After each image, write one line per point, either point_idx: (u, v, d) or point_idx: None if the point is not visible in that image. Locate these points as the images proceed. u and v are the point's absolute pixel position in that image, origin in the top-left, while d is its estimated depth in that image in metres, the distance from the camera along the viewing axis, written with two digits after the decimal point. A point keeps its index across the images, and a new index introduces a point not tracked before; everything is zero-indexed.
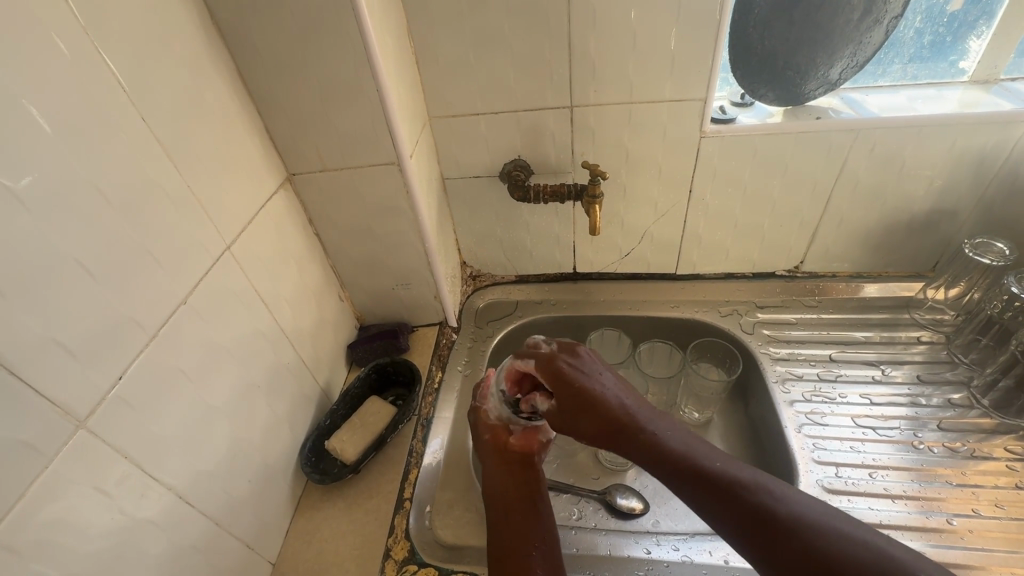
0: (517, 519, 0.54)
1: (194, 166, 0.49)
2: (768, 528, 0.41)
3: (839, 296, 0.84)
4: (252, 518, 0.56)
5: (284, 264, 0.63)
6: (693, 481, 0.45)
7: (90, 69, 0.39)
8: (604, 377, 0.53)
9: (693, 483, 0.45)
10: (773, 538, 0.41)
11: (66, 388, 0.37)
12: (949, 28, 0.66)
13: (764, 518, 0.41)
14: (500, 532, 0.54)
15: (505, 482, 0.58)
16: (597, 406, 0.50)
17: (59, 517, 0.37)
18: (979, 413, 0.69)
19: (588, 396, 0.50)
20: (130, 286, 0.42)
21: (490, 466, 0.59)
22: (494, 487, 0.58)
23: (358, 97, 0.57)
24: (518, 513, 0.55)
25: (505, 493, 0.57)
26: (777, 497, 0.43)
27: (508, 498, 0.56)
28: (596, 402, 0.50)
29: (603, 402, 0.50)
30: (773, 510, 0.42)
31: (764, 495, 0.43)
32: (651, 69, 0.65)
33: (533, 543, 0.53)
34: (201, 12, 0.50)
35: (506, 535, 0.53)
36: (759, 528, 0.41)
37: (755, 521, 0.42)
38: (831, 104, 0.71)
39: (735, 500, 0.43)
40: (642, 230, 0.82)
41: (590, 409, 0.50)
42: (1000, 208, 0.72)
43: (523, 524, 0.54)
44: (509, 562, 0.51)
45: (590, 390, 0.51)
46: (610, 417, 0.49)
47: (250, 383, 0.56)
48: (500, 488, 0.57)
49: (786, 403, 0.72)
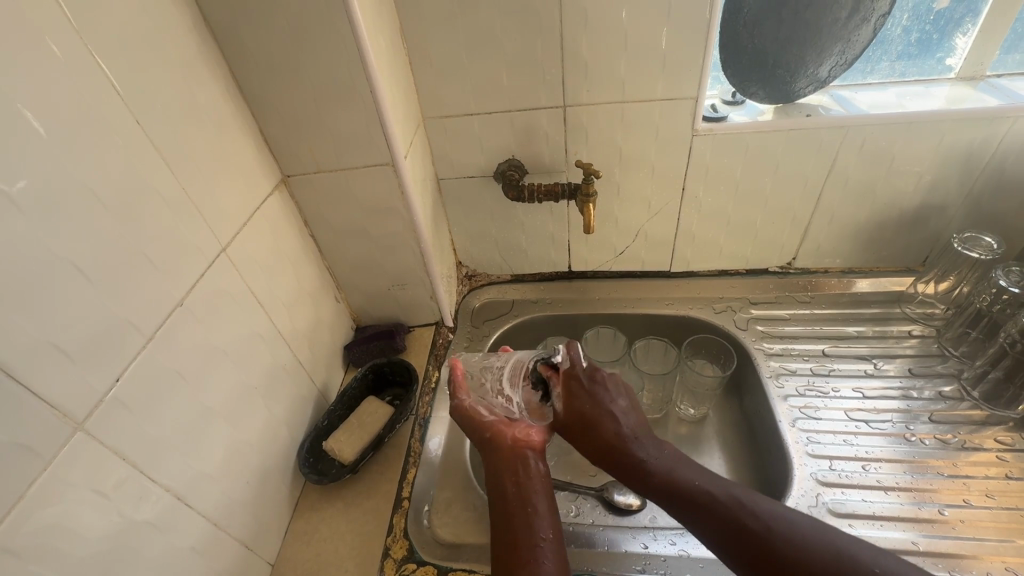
0: (519, 515, 0.54)
1: (189, 168, 0.50)
2: (736, 538, 0.46)
3: (831, 292, 0.85)
4: (251, 519, 0.57)
5: (279, 265, 0.63)
6: (678, 499, 0.50)
7: (84, 73, 0.39)
8: (617, 402, 0.56)
9: (678, 499, 0.50)
10: (743, 546, 0.45)
11: (62, 390, 0.37)
12: (936, 25, 0.67)
13: (739, 531, 0.46)
14: (506, 529, 0.54)
15: (507, 479, 0.58)
16: (599, 431, 0.55)
17: (56, 520, 0.37)
18: (969, 405, 0.70)
19: (593, 420, 0.55)
20: (127, 288, 0.43)
21: (495, 463, 0.60)
22: (501, 483, 0.58)
23: (351, 98, 0.57)
24: (521, 506, 0.55)
25: (505, 486, 0.57)
26: (750, 508, 0.47)
27: (509, 499, 0.56)
28: (601, 427, 0.55)
29: (606, 426, 0.55)
30: (744, 519, 0.46)
31: (740, 509, 0.47)
32: (643, 68, 0.65)
33: (538, 535, 0.53)
34: (193, 14, 0.50)
35: (507, 530, 0.54)
36: (736, 543, 0.46)
37: (733, 534, 0.46)
38: (821, 102, 0.72)
39: (712, 514, 0.48)
40: (636, 228, 0.82)
41: (590, 429, 0.55)
42: (987, 204, 0.73)
43: (528, 519, 0.54)
44: (510, 556, 0.51)
45: (597, 415, 0.55)
46: (610, 441, 0.54)
47: (248, 383, 0.57)
48: (501, 482, 0.58)
49: (780, 398, 0.73)
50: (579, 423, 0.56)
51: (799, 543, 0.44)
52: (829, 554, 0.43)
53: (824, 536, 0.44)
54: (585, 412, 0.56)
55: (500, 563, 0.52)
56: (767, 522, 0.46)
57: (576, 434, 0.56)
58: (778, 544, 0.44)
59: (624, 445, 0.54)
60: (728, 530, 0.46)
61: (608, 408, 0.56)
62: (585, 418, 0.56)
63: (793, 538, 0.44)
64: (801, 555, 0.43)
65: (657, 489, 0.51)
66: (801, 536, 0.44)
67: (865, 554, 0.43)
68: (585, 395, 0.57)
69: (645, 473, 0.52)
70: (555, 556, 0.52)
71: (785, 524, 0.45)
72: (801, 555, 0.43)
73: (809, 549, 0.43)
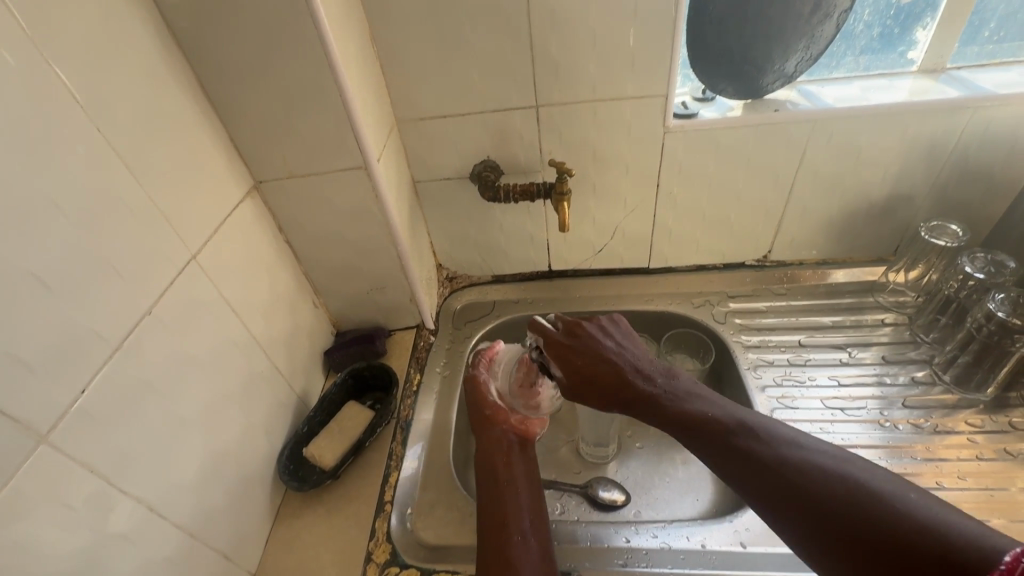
0: (508, 496, 0.57)
1: (154, 175, 0.49)
2: (751, 465, 0.45)
3: (807, 283, 0.86)
4: (229, 528, 0.56)
5: (253, 272, 0.63)
6: (690, 430, 0.50)
7: (41, 82, 0.39)
8: (610, 346, 0.59)
9: (694, 436, 0.50)
10: (758, 472, 0.45)
11: (25, 404, 0.37)
12: (897, 20, 0.69)
13: (753, 461, 0.45)
14: (494, 505, 0.56)
15: (500, 459, 0.61)
16: (596, 375, 0.57)
17: (18, 539, 0.36)
18: (942, 389, 0.72)
19: (593, 365, 0.58)
20: (91, 299, 0.42)
21: (485, 451, 0.62)
22: (490, 470, 0.60)
23: (322, 103, 0.57)
24: (509, 489, 0.58)
25: (496, 463, 0.60)
26: (764, 438, 0.46)
27: (500, 480, 0.58)
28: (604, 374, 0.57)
29: (609, 367, 0.57)
30: (757, 450, 0.46)
31: (755, 442, 0.46)
32: (613, 68, 0.66)
33: (523, 517, 0.55)
34: (156, 22, 0.50)
35: (494, 510, 0.55)
36: (752, 470, 0.45)
37: (748, 462, 0.45)
38: (789, 97, 0.73)
39: (725, 444, 0.47)
40: (613, 226, 0.83)
41: (592, 373, 0.57)
42: (953, 193, 0.75)
43: (515, 500, 0.57)
44: (494, 533, 0.53)
45: (598, 360, 0.58)
46: (615, 380, 0.56)
47: (223, 391, 0.56)
48: (490, 466, 0.60)
49: (758, 388, 0.74)
50: (579, 376, 0.58)
51: (818, 474, 0.42)
52: (845, 485, 0.41)
53: (848, 470, 0.42)
54: (583, 362, 0.58)
55: (485, 540, 0.53)
56: (785, 455, 0.45)
57: (581, 380, 0.58)
58: (797, 478, 0.43)
59: (629, 387, 0.55)
60: (743, 459, 0.46)
61: (602, 351, 0.58)
62: (583, 370, 0.58)
63: (808, 468, 0.43)
64: (816, 488, 0.41)
65: (669, 423, 0.51)
66: (818, 466, 0.43)
67: (888, 486, 0.40)
68: (568, 349, 0.59)
69: (656, 408, 0.53)
70: (538, 535, 0.54)
71: (803, 457, 0.44)
72: (818, 487, 0.41)
73: (828, 482, 0.41)
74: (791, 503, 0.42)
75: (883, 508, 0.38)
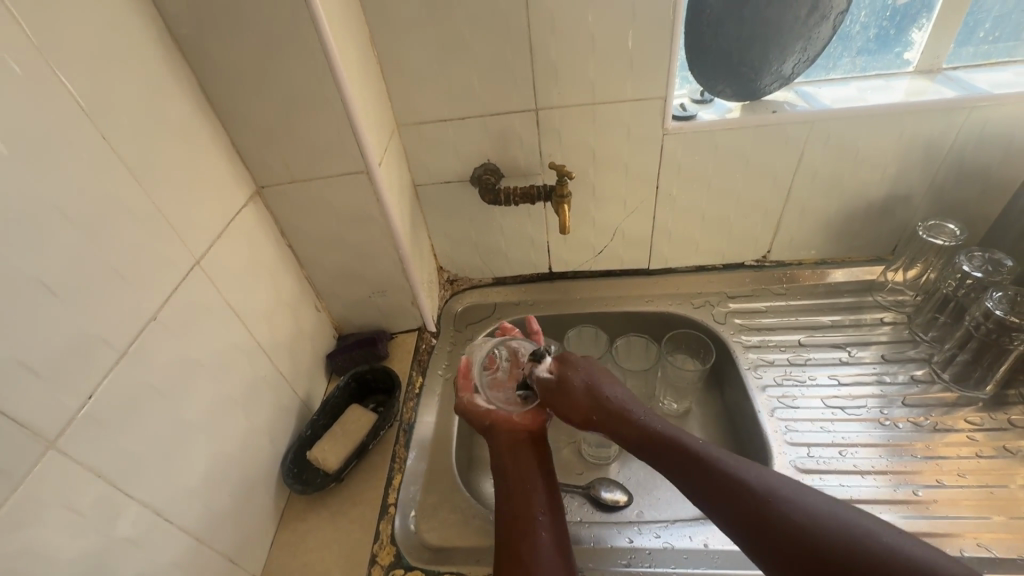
0: (518, 490, 0.57)
1: (158, 181, 0.49)
2: (734, 495, 0.45)
3: (807, 283, 0.86)
4: (234, 532, 0.56)
5: (256, 277, 0.63)
6: (674, 455, 0.50)
7: (47, 90, 0.39)
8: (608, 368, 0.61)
9: (676, 463, 0.50)
10: (741, 502, 0.45)
11: (32, 409, 0.37)
12: (892, 21, 0.69)
13: (738, 491, 0.46)
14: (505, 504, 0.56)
15: (506, 453, 0.60)
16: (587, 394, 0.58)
17: (26, 544, 0.36)
18: (941, 387, 0.72)
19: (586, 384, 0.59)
20: (96, 305, 0.42)
21: (494, 446, 0.61)
22: (500, 465, 0.60)
23: (323, 109, 0.58)
24: (519, 483, 0.58)
25: (502, 461, 0.60)
26: (750, 471, 0.47)
27: (509, 477, 0.58)
28: (593, 395, 0.58)
29: (603, 389, 0.58)
30: (742, 480, 0.46)
31: (740, 472, 0.47)
32: (611, 71, 0.66)
33: (535, 509, 0.55)
34: (159, 30, 0.51)
35: (506, 508, 0.56)
36: (735, 501, 0.45)
37: (731, 492, 0.46)
38: (787, 98, 0.73)
39: (709, 471, 0.48)
40: (613, 227, 0.83)
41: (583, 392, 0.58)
42: (950, 192, 0.75)
43: (526, 495, 0.56)
44: (509, 533, 0.53)
45: (593, 382, 0.59)
46: (607, 402, 0.57)
47: (227, 395, 0.56)
48: (498, 463, 0.60)
49: (758, 388, 0.75)
50: (572, 386, 0.59)
51: (805, 510, 0.43)
52: (831, 527, 0.41)
53: (830, 507, 0.43)
54: (578, 379, 0.59)
55: (501, 542, 0.53)
56: (770, 488, 0.45)
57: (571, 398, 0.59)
58: (781, 511, 0.43)
59: (620, 410, 0.56)
60: (726, 488, 0.46)
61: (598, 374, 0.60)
62: (578, 383, 0.59)
63: (794, 507, 0.43)
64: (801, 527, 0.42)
65: (654, 449, 0.52)
66: (801, 502, 0.44)
67: (870, 524, 0.41)
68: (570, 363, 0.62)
69: (643, 433, 0.53)
70: (551, 526, 0.54)
71: (788, 490, 0.45)
72: (801, 522, 0.42)
73: (815, 522, 0.42)
74: (772, 534, 0.43)
75: (866, 547, 0.39)
